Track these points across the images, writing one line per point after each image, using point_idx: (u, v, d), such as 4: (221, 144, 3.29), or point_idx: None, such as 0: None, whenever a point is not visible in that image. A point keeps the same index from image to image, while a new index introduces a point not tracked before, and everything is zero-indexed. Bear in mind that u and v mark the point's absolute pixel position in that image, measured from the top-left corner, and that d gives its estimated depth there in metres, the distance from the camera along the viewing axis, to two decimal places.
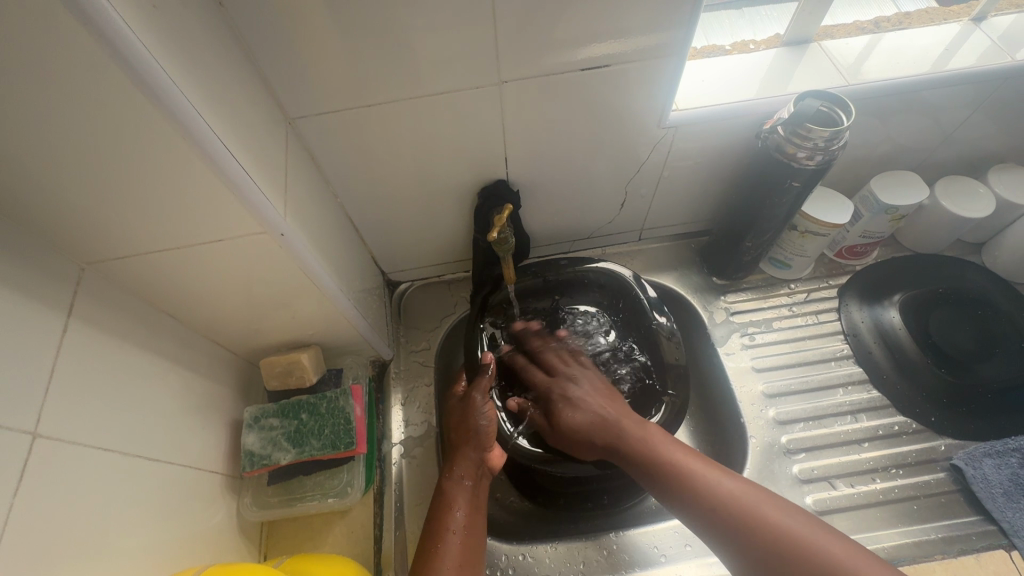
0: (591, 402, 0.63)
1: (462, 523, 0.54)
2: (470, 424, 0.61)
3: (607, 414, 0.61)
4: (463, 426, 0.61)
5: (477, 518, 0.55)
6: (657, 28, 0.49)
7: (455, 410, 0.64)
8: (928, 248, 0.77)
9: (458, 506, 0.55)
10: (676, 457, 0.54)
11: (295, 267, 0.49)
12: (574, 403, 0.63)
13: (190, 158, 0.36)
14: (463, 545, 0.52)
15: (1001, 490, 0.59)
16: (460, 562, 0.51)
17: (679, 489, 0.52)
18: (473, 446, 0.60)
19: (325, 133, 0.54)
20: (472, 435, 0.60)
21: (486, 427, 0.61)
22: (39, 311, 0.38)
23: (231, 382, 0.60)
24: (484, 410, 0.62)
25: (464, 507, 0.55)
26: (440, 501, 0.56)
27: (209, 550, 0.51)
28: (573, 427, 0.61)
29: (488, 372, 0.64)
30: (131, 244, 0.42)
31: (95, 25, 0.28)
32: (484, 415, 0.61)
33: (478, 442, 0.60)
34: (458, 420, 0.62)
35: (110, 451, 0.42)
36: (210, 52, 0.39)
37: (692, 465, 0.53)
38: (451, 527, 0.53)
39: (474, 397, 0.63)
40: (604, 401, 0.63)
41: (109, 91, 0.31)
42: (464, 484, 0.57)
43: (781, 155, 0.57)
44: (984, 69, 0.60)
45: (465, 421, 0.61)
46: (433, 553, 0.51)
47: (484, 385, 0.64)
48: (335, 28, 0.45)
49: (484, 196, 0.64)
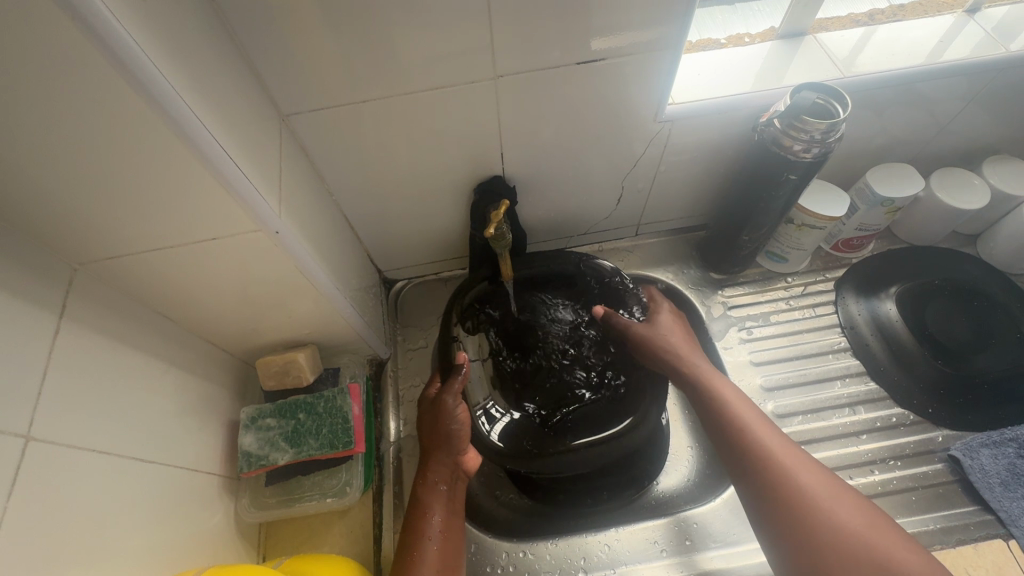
0: (669, 328, 0.65)
1: (439, 528, 0.54)
2: (443, 429, 0.60)
3: (681, 344, 0.63)
4: (436, 432, 0.60)
5: (453, 522, 0.56)
6: (654, 21, 0.49)
7: (427, 414, 0.63)
8: (923, 240, 0.77)
9: (434, 511, 0.55)
10: (745, 418, 0.53)
11: (290, 266, 0.49)
12: (650, 322, 0.66)
13: (182, 154, 0.36)
14: (440, 548, 0.53)
15: (998, 480, 0.60)
16: (439, 565, 0.51)
17: (735, 445, 0.52)
18: (447, 450, 0.59)
19: (320, 131, 0.54)
20: (444, 439, 0.60)
21: (457, 427, 0.60)
22: (30, 312, 0.37)
23: (227, 383, 0.60)
24: (456, 413, 0.61)
25: (440, 512, 0.55)
26: (417, 507, 0.56)
27: (207, 553, 0.51)
28: (648, 344, 0.64)
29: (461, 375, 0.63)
30: (124, 243, 0.41)
31: (84, 19, 0.28)
32: (456, 419, 0.60)
33: (451, 446, 0.59)
34: (429, 426, 0.61)
35: (105, 455, 0.41)
36: (201, 48, 0.38)
37: (746, 416, 0.53)
38: (428, 533, 0.53)
39: (446, 400, 0.61)
40: (676, 335, 0.64)
41: (99, 87, 0.31)
42: (440, 489, 0.57)
43: (777, 147, 0.57)
44: (978, 61, 0.60)
45: (438, 425, 0.60)
46: (408, 563, 0.51)
47: (457, 387, 0.63)
48: (328, 23, 0.44)
49: (480, 192, 0.64)
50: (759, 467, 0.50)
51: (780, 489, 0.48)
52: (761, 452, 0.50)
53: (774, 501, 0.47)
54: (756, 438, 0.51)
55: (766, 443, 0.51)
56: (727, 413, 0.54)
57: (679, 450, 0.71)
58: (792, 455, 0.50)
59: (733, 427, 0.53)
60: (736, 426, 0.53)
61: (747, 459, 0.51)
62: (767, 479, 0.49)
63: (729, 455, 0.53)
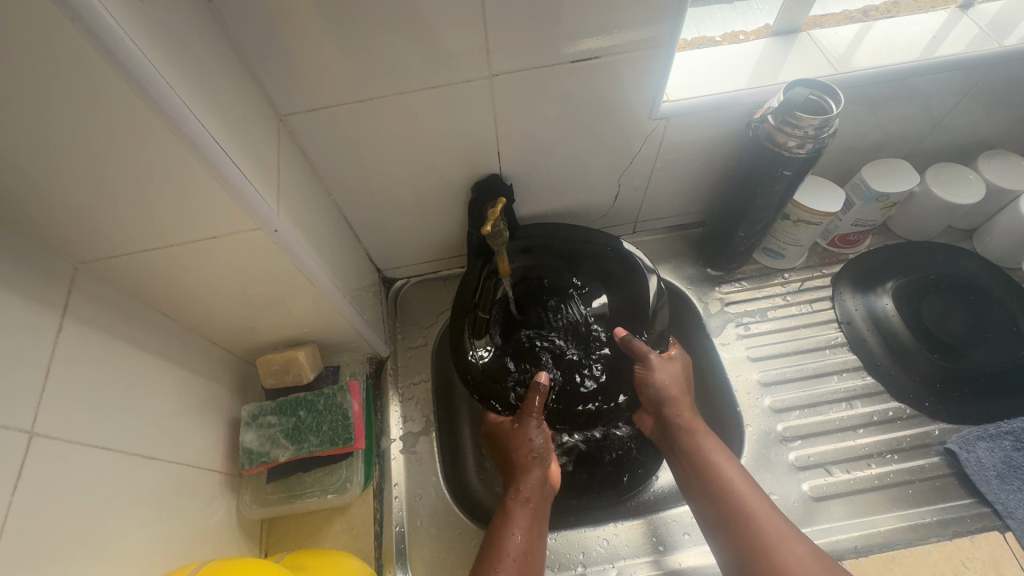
0: (676, 378, 0.62)
1: (520, 549, 0.52)
2: (525, 449, 0.60)
3: (681, 397, 0.61)
4: (516, 452, 0.60)
5: (536, 543, 0.54)
6: (648, 20, 0.50)
7: (505, 433, 0.63)
8: (919, 235, 0.77)
9: (515, 527, 0.54)
10: (732, 482, 0.53)
11: (289, 263, 0.49)
12: (660, 360, 0.63)
13: (181, 153, 0.36)
14: (518, 572, 0.51)
15: (995, 472, 0.60)
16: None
17: (722, 515, 0.52)
18: (535, 467, 0.59)
19: (317, 131, 0.54)
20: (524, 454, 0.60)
21: (540, 446, 0.60)
22: (33, 311, 0.38)
23: (228, 381, 0.60)
24: (537, 435, 0.61)
25: (521, 530, 0.54)
26: (501, 523, 0.55)
27: (209, 548, 0.51)
28: (649, 387, 0.62)
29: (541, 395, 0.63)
30: (124, 242, 0.42)
31: (84, 22, 0.28)
32: (538, 440, 0.61)
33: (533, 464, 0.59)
34: (510, 444, 0.62)
35: (107, 451, 0.42)
36: (199, 49, 0.39)
37: (727, 472, 0.54)
38: (508, 550, 0.52)
39: (528, 422, 0.61)
40: (680, 387, 0.62)
41: (99, 88, 0.31)
42: (527, 506, 0.56)
43: (771, 143, 0.57)
44: (972, 56, 0.60)
45: (519, 446, 0.60)
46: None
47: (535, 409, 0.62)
48: (324, 24, 0.45)
49: (477, 190, 0.65)
50: (738, 535, 0.50)
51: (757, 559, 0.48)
52: (748, 526, 0.50)
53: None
54: (743, 509, 0.51)
55: (752, 516, 0.50)
56: (715, 480, 0.53)
57: None
58: (774, 525, 0.49)
59: (721, 496, 0.52)
60: (724, 495, 0.52)
61: (733, 532, 0.50)
62: (752, 556, 0.48)
63: (712, 521, 0.52)
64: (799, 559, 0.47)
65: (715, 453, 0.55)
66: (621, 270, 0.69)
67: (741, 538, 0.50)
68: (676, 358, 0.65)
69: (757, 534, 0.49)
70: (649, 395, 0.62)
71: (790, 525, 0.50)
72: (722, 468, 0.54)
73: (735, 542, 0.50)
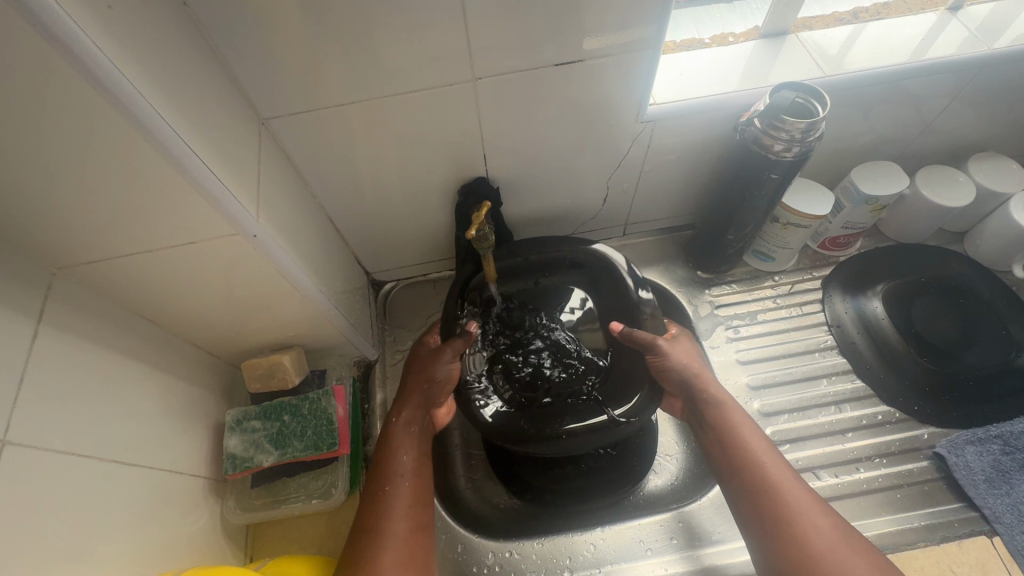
0: (690, 354, 0.62)
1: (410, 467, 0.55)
2: (428, 374, 0.61)
3: (703, 371, 0.60)
4: (422, 374, 0.61)
5: (426, 464, 0.57)
6: (633, 21, 0.49)
7: (422, 355, 0.63)
8: (909, 238, 0.77)
9: (405, 451, 0.56)
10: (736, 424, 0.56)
11: (270, 268, 0.49)
12: (670, 344, 0.61)
13: (153, 158, 0.36)
14: (412, 487, 0.54)
15: (983, 477, 0.60)
16: (410, 501, 0.53)
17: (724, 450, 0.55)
18: (425, 393, 0.61)
19: (301, 134, 0.54)
20: (423, 384, 0.61)
21: (448, 379, 0.61)
22: (7, 317, 0.37)
23: (212, 385, 0.60)
24: (449, 365, 0.61)
25: (410, 451, 0.56)
26: (387, 445, 0.57)
27: (191, 555, 0.51)
28: (670, 370, 0.60)
29: (465, 336, 0.61)
30: (101, 248, 0.41)
31: (46, 26, 0.28)
32: (448, 366, 0.61)
33: (429, 391, 0.61)
34: (418, 367, 0.62)
35: (85, 458, 0.42)
36: (175, 54, 0.39)
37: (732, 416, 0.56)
38: (400, 471, 0.54)
39: (444, 350, 0.61)
40: (699, 365, 0.61)
41: (65, 93, 0.31)
42: (412, 429, 0.58)
43: (758, 147, 0.57)
44: (961, 58, 0.60)
45: (425, 370, 0.61)
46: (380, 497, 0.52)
47: (459, 345, 0.61)
48: (306, 25, 0.44)
49: (464, 194, 0.65)
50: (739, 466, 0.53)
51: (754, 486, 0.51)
52: (773, 496, 0.50)
53: (777, 548, 0.47)
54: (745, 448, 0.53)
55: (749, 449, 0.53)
56: (741, 454, 0.53)
57: (667, 447, 0.70)
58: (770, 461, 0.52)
59: (721, 431, 0.56)
60: (750, 468, 0.52)
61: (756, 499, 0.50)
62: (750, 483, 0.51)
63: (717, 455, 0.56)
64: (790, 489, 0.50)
65: (742, 424, 0.55)
66: (605, 282, 0.70)
67: (763, 508, 0.50)
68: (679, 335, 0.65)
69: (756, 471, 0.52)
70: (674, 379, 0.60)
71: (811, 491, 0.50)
72: (749, 439, 0.54)
73: (757, 512, 0.50)
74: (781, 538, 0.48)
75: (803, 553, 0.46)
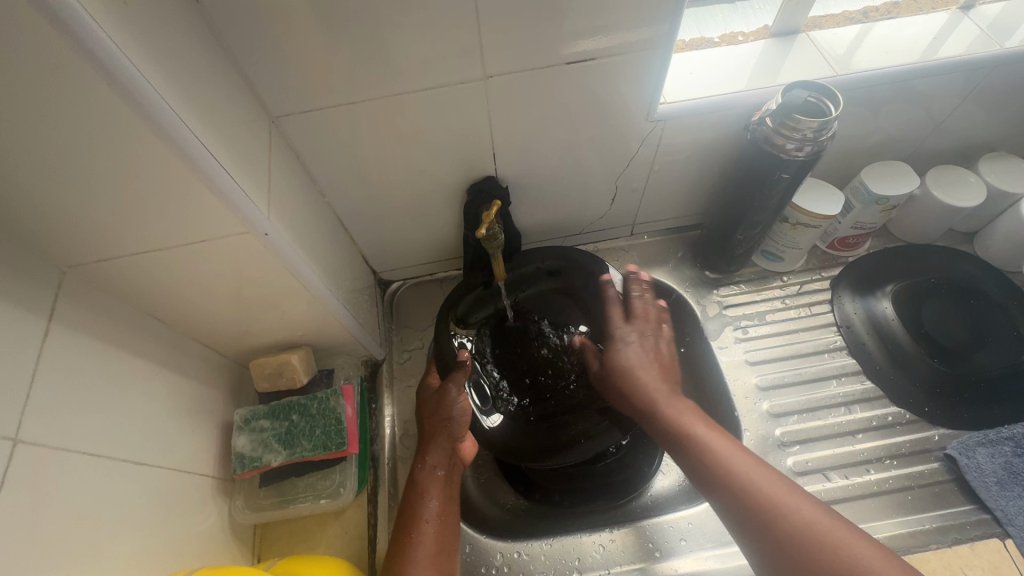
0: (636, 359, 0.63)
1: (435, 513, 0.54)
2: (443, 415, 0.61)
3: (649, 373, 0.62)
4: (435, 417, 0.61)
5: (451, 507, 0.56)
6: (645, 20, 0.49)
7: (428, 398, 0.63)
8: (919, 238, 0.77)
9: (431, 497, 0.55)
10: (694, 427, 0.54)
11: (280, 267, 0.49)
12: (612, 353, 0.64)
13: (166, 156, 0.36)
14: (437, 535, 0.52)
15: (994, 479, 0.59)
16: (436, 551, 0.51)
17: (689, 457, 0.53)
18: (447, 436, 0.60)
19: (310, 133, 0.54)
20: (441, 431, 0.60)
21: (461, 420, 0.61)
22: (18, 316, 0.37)
23: (220, 385, 0.60)
24: (458, 402, 0.61)
25: (437, 498, 0.56)
26: (413, 493, 0.56)
27: (200, 555, 0.51)
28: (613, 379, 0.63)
29: (463, 367, 0.63)
30: (112, 247, 0.41)
31: (63, 22, 0.28)
32: (458, 402, 0.61)
33: (450, 433, 0.60)
34: (430, 410, 0.62)
35: (96, 457, 0.42)
36: (187, 51, 0.38)
37: (690, 418, 0.55)
38: (426, 517, 0.53)
39: (449, 389, 0.62)
40: (646, 363, 0.63)
41: (80, 91, 0.30)
42: (437, 474, 0.58)
43: (770, 146, 0.57)
44: (973, 58, 0.60)
45: (438, 411, 0.61)
46: (406, 546, 0.51)
47: (462, 378, 0.62)
48: (317, 23, 0.44)
49: (473, 192, 0.64)
50: (704, 468, 0.51)
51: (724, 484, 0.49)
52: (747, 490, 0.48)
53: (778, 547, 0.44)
54: (707, 446, 0.52)
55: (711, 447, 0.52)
56: (711, 455, 0.51)
57: None
58: (732, 453, 0.51)
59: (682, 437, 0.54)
60: (716, 464, 0.50)
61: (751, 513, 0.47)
62: (719, 480, 0.50)
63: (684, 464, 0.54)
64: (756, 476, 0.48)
65: (702, 430, 0.54)
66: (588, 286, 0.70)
67: (764, 521, 0.46)
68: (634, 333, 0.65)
69: (720, 465, 0.50)
70: (624, 393, 0.61)
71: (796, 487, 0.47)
72: (720, 447, 0.52)
73: (761, 531, 0.46)
74: (792, 553, 0.43)
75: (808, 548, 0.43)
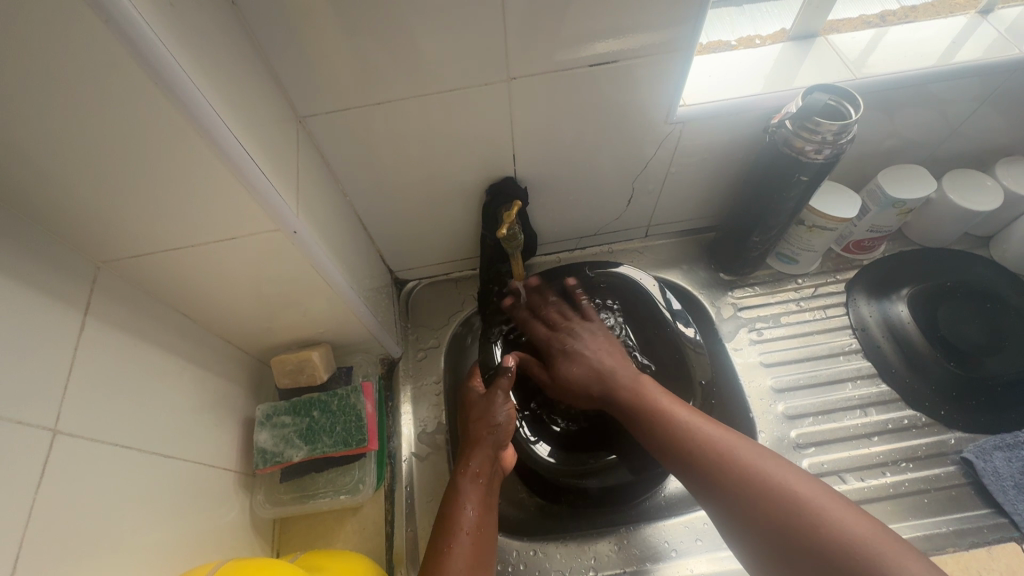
0: (591, 361, 0.62)
1: (473, 523, 0.52)
2: (488, 421, 0.61)
3: (609, 363, 0.62)
4: (480, 422, 0.61)
5: (489, 519, 0.54)
6: (668, 22, 0.49)
7: (473, 404, 0.63)
8: (934, 242, 0.77)
9: (470, 505, 0.54)
10: (642, 389, 0.58)
11: (306, 264, 0.49)
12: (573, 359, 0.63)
13: (204, 154, 0.36)
14: (473, 546, 0.51)
15: (1012, 482, 0.59)
16: (472, 560, 0.49)
17: (639, 415, 0.56)
18: (492, 443, 0.59)
19: (336, 132, 0.55)
20: (483, 435, 0.60)
21: (504, 425, 0.61)
22: (57, 309, 0.38)
23: (242, 381, 0.61)
24: (503, 410, 0.62)
25: (475, 505, 0.54)
26: (452, 498, 0.55)
27: (222, 548, 0.51)
28: (571, 382, 0.63)
29: (509, 372, 0.64)
30: (145, 243, 0.42)
31: (115, 23, 0.29)
32: (503, 411, 0.61)
33: (495, 440, 0.60)
34: (476, 417, 0.62)
35: (127, 449, 0.42)
36: (223, 50, 0.39)
37: (644, 381, 0.59)
38: (464, 527, 0.52)
39: (497, 396, 0.62)
40: (602, 358, 0.62)
41: (125, 87, 0.31)
42: (478, 482, 0.56)
43: (789, 148, 0.57)
44: (991, 62, 0.60)
45: (485, 417, 0.61)
46: (443, 554, 0.49)
47: (506, 385, 0.63)
48: (346, 24, 0.45)
49: (492, 193, 0.65)
50: (652, 424, 0.54)
51: (671, 436, 0.52)
52: (689, 438, 0.51)
53: (721, 483, 0.47)
54: (653, 405, 0.55)
55: (656, 403, 0.55)
56: (659, 413, 0.54)
57: None
58: (675, 407, 0.54)
59: (629, 398, 0.58)
60: (663, 418, 0.54)
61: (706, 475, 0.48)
62: (667, 431, 0.53)
63: (633, 423, 0.57)
64: (699, 425, 0.52)
65: (664, 403, 0.55)
66: (636, 302, 0.72)
67: (728, 488, 0.47)
68: (582, 330, 0.66)
69: (665, 418, 0.54)
70: (586, 385, 0.62)
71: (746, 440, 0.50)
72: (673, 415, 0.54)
73: (711, 481, 0.48)
74: (757, 511, 0.45)
75: (745, 481, 0.46)
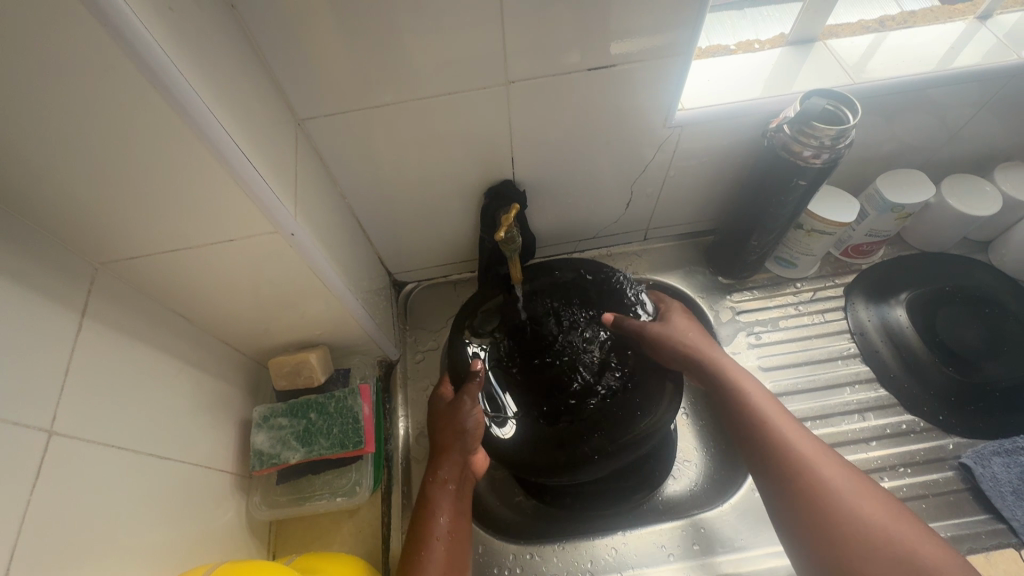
0: (693, 330, 0.64)
1: (445, 530, 0.53)
2: (456, 427, 0.60)
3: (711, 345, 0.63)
4: (448, 429, 0.60)
5: (462, 523, 0.55)
6: (666, 26, 0.50)
7: (441, 409, 0.63)
8: (933, 247, 0.77)
9: (442, 513, 0.55)
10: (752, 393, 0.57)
11: (304, 267, 0.49)
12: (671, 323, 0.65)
13: (202, 156, 0.36)
14: (446, 554, 0.52)
15: (1010, 488, 0.59)
16: (445, 569, 0.51)
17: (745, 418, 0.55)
18: (460, 449, 0.59)
19: (335, 135, 0.55)
20: (452, 442, 0.59)
21: (473, 431, 0.60)
22: (54, 310, 0.38)
23: (239, 382, 0.61)
24: (472, 414, 0.61)
25: (447, 513, 0.55)
26: (424, 507, 0.55)
27: (218, 550, 0.51)
28: (670, 345, 0.63)
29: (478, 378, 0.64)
30: (143, 245, 0.42)
31: (114, 28, 0.29)
32: (471, 415, 0.61)
33: (464, 447, 0.60)
34: (443, 423, 0.61)
35: (123, 450, 0.42)
36: (221, 53, 0.39)
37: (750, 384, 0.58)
38: (436, 535, 0.53)
39: (464, 401, 0.61)
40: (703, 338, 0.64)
41: (123, 90, 0.31)
42: (448, 488, 0.57)
43: (788, 152, 0.57)
44: (990, 67, 0.60)
45: (452, 423, 0.60)
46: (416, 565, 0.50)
47: (473, 390, 0.63)
48: (344, 28, 0.45)
49: (491, 196, 0.65)
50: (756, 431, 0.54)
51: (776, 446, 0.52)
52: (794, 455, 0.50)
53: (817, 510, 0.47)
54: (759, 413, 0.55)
55: (764, 412, 0.55)
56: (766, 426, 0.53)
57: (686, 453, 0.70)
58: (784, 421, 0.54)
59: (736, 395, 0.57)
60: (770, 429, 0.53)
61: (775, 471, 0.51)
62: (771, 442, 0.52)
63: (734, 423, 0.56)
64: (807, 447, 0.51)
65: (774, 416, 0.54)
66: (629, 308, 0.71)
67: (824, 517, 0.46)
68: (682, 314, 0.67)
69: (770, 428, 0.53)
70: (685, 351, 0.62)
71: (835, 459, 0.51)
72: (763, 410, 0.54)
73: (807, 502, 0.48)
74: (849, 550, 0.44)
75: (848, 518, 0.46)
